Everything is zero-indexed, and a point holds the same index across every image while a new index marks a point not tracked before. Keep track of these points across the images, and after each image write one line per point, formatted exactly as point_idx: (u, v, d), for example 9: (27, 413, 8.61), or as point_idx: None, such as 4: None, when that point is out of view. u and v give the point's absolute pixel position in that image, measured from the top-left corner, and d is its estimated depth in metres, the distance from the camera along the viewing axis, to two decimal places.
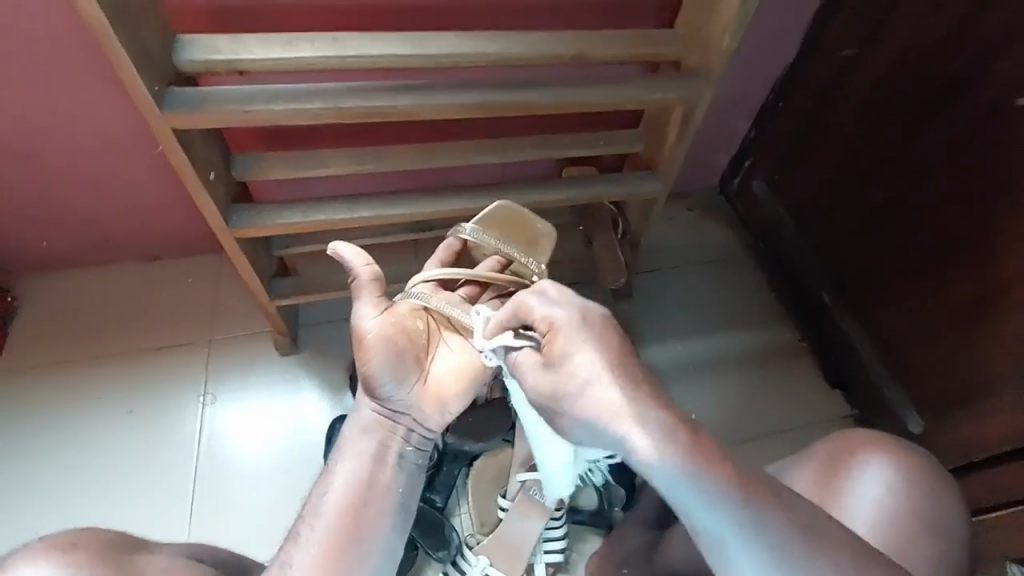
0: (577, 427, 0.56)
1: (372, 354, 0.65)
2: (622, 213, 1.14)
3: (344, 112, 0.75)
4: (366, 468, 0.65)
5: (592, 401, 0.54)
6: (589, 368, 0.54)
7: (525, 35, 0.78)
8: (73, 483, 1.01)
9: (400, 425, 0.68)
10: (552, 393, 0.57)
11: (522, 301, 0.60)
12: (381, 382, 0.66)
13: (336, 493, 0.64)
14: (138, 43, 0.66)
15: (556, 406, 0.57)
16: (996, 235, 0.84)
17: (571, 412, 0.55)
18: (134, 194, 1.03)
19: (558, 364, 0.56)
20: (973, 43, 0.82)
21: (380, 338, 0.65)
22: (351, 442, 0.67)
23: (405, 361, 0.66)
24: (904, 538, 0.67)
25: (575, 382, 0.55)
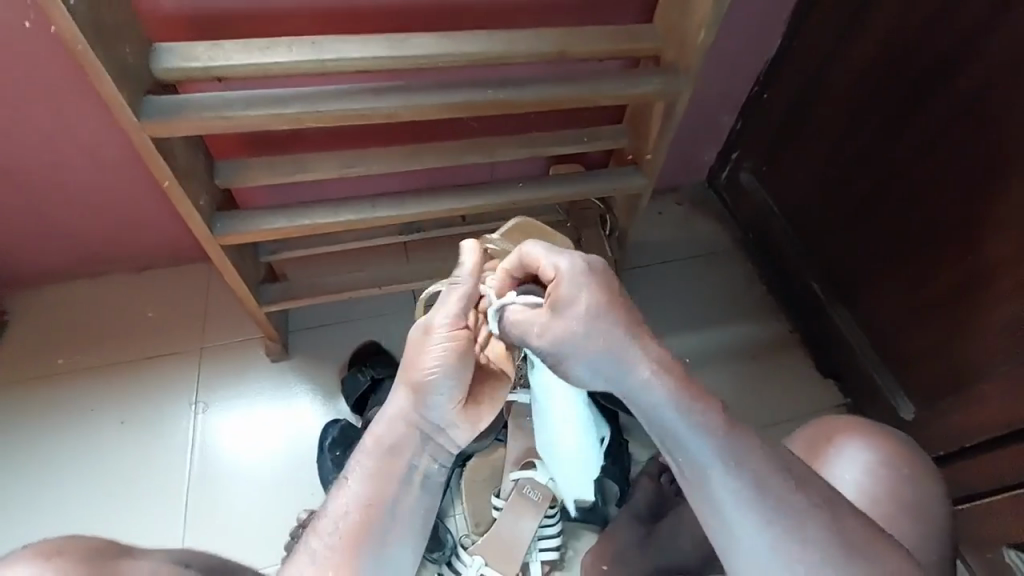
0: (581, 365, 0.55)
1: (442, 364, 0.60)
2: (609, 209, 1.15)
3: (323, 116, 0.75)
4: (387, 488, 0.63)
5: (597, 338, 0.54)
6: (593, 309, 0.54)
7: (503, 34, 0.78)
8: (66, 496, 1.01)
9: (430, 443, 0.65)
10: (553, 335, 0.55)
11: (521, 249, 0.58)
12: (433, 397, 0.62)
13: (355, 506, 0.61)
14: (114, 53, 0.66)
15: (555, 347, 0.56)
16: (981, 221, 0.84)
17: (577, 349, 0.55)
18: (121, 205, 1.03)
19: (563, 308, 0.55)
20: (951, 30, 0.82)
21: (448, 353, 0.60)
22: (373, 458, 0.63)
23: (465, 374, 0.62)
24: (881, 521, 0.67)
25: (576, 315, 0.54)
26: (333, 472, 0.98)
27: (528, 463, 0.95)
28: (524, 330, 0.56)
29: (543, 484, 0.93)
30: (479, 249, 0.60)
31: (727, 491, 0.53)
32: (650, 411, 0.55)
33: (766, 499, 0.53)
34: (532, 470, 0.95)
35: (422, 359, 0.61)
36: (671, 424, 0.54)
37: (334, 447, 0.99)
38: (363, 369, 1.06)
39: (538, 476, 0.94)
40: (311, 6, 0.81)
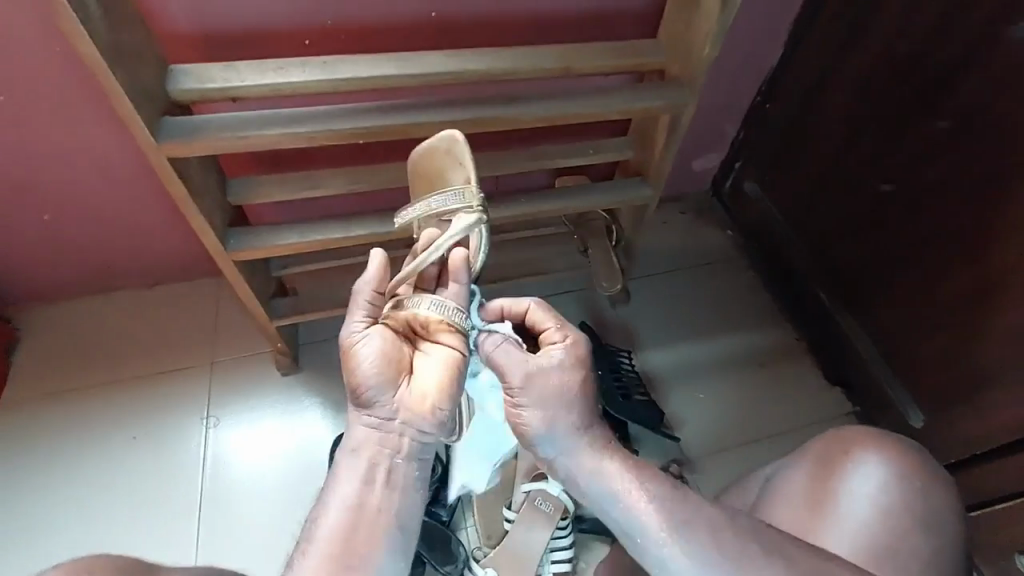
0: (545, 440, 0.62)
1: (363, 355, 0.63)
2: (616, 220, 1.15)
3: (336, 134, 0.76)
4: (357, 491, 0.61)
5: (562, 408, 0.62)
6: (567, 374, 0.62)
7: (512, 51, 0.79)
8: (79, 511, 1.01)
9: (389, 437, 0.63)
10: (528, 394, 0.62)
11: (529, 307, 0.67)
12: (373, 390, 0.63)
13: (330, 516, 0.60)
14: (133, 75, 0.67)
15: (526, 413, 0.62)
16: (987, 229, 0.85)
17: (546, 418, 0.62)
18: (134, 222, 1.04)
19: (544, 366, 0.62)
20: (952, 41, 0.83)
21: (368, 348, 0.64)
22: (345, 468, 0.63)
23: (389, 361, 0.64)
24: (895, 535, 0.68)
25: (556, 386, 0.62)
26: None
27: (538, 474, 0.96)
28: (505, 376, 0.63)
29: (554, 495, 0.93)
30: (382, 257, 0.67)
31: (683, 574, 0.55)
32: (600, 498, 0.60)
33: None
34: (543, 482, 0.94)
35: (349, 364, 0.64)
36: (620, 511, 0.58)
37: None
38: None
39: (549, 488, 0.93)
40: (322, 26, 0.82)
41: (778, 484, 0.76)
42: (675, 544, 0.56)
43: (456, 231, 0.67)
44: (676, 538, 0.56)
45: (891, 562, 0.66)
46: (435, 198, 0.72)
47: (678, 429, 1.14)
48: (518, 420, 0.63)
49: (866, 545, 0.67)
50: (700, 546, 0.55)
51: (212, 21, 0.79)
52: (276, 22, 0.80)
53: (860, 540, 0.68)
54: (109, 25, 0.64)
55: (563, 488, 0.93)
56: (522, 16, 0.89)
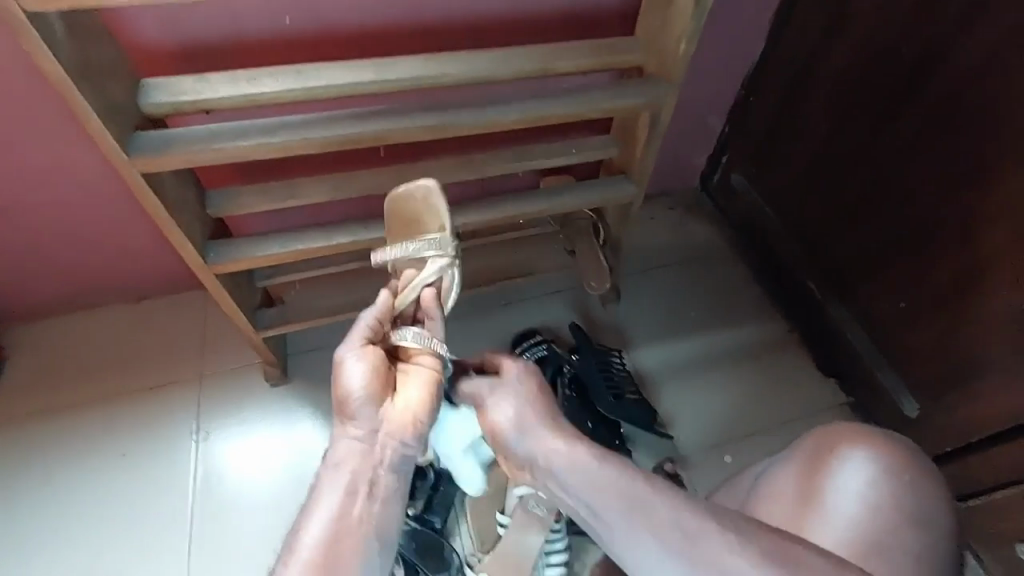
0: (512, 438, 0.68)
1: (351, 371, 0.64)
2: (602, 219, 1.14)
3: (312, 142, 0.75)
4: (339, 504, 0.60)
5: (527, 411, 0.69)
6: (525, 386, 0.71)
7: (487, 53, 0.79)
8: (71, 530, 1.00)
9: (373, 448, 0.63)
10: (498, 400, 0.71)
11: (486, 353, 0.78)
12: (361, 403, 0.64)
13: (312, 529, 0.59)
14: (102, 91, 0.66)
15: (496, 420, 0.70)
16: (973, 215, 0.84)
17: (512, 425, 0.68)
18: (115, 238, 1.03)
19: (505, 382, 0.72)
20: (932, 27, 0.82)
21: (357, 366, 0.65)
22: (327, 480, 0.62)
23: (377, 378, 0.65)
24: (885, 531, 0.67)
25: (512, 396, 0.70)
26: None
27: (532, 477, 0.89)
28: (476, 396, 0.73)
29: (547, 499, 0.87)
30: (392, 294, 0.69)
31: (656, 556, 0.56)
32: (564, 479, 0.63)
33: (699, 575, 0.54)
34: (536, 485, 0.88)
35: (337, 379, 0.65)
36: (591, 492, 0.60)
37: None
38: None
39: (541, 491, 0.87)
40: (295, 34, 0.82)
41: (767, 480, 0.75)
42: (638, 526, 0.57)
43: (428, 274, 0.70)
44: (638, 521, 0.57)
45: (881, 558, 0.66)
46: (410, 243, 0.72)
47: (670, 427, 1.13)
48: (495, 429, 0.70)
49: (857, 542, 0.67)
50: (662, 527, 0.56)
51: (183, 34, 0.78)
52: (248, 32, 0.80)
53: (849, 538, 0.67)
54: (74, 42, 0.63)
55: None
56: (498, 18, 0.88)
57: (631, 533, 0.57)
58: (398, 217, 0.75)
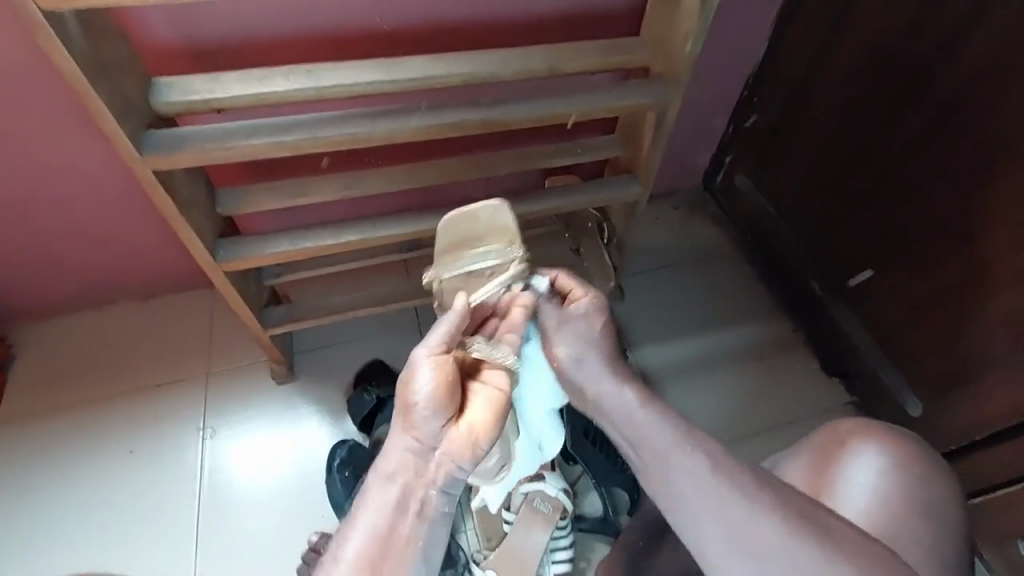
0: (579, 371, 0.68)
1: (417, 378, 0.58)
2: (607, 218, 1.15)
3: (321, 141, 0.76)
4: (386, 519, 0.56)
5: (592, 346, 0.69)
6: (593, 322, 0.70)
7: (495, 53, 0.79)
8: (78, 526, 1.01)
9: (427, 468, 0.58)
10: (564, 331, 0.69)
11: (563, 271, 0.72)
12: (420, 413, 0.58)
13: (354, 542, 0.55)
14: (115, 90, 0.67)
15: (562, 347, 0.69)
16: (975, 216, 0.84)
17: (579, 359, 0.68)
18: (123, 236, 1.04)
19: (571, 314, 0.69)
20: (936, 28, 0.83)
21: (428, 376, 0.58)
22: (374, 490, 0.57)
23: (452, 395, 0.58)
24: (895, 522, 0.67)
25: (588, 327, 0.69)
26: (344, 493, 0.98)
27: (536, 475, 0.94)
28: (542, 320, 0.70)
29: (553, 495, 0.93)
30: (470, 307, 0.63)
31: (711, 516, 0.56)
32: (625, 424, 0.64)
33: (732, 526, 0.55)
34: (541, 482, 0.94)
35: (404, 386, 0.59)
36: (648, 440, 0.61)
37: (343, 467, 1.00)
38: (369, 388, 1.06)
39: (548, 488, 0.93)
40: (304, 34, 0.82)
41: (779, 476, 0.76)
42: (676, 464, 0.59)
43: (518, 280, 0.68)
44: (683, 464, 0.58)
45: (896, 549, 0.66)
46: (487, 257, 0.68)
47: None
48: (552, 354, 0.69)
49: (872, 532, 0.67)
50: (696, 469, 0.58)
51: (194, 33, 0.79)
52: (259, 32, 0.80)
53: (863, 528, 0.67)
54: (87, 40, 0.64)
55: (561, 487, 0.94)
56: (505, 18, 0.89)
57: (669, 471, 0.59)
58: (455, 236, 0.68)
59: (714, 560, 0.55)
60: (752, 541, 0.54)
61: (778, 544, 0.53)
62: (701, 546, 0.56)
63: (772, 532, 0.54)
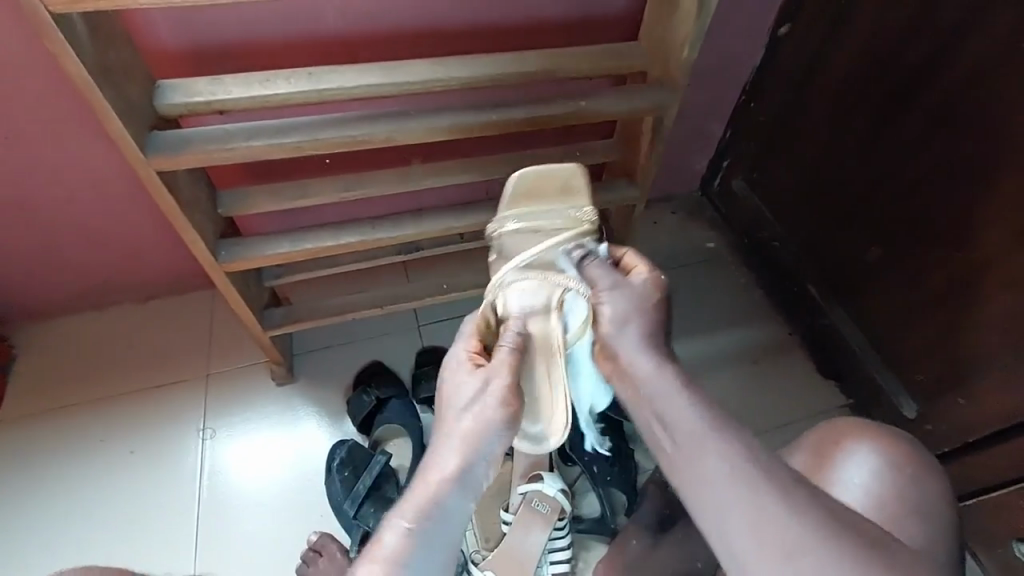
0: (624, 348, 0.67)
1: (489, 394, 0.64)
2: (604, 222, 1.17)
3: (323, 143, 0.77)
4: (434, 485, 0.60)
5: (636, 315, 0.68)
6: (647, 294, 0.69)
7: (495, 58, 0.81)
8: (77, 526, 1.01)
9: (476, 445, 0.63)
10: (614, 296, 0.69)
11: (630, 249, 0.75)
12: (486, 427, 0.63)
13: (406, 505, 0.60)
14: (120, 91, 0.68)
15: (609, 309, 0.68)
16: (968, 219, 0.86)
17: (625, 331, 0.67)
18: (125, 237, 1.05)
19: (627, 282, 0.70)
20: (930, 34, 0.84)
21: (497, 362, 0.67)
22: (421, 494, 0.60)
23: (506, 384, 0.65)
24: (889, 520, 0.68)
25: (641, 297, 0.69)
26: (342, 493, 0.98)
27: (534, 475, 0.95)
28: (594, 282, 0.71)
29: (551, 495, 0.92)
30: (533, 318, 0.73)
31: (736, 506, 0.57)
32: (664, 406, 0.63)
33: (754, 519, 0.56)
34: (540, 483, 0.93)
35: (465, 397, 0.65)
36: (688, 425, 0.62)
37: (342, 468, 1.00)
38: (368, 390, 1.06)
39: (546, 488, 0.93)
40: (308, 38, 0.83)
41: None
42: (704, 446, 0.60)
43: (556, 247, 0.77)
44: (715, 454, 0.60)
45: None
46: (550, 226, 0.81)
47: None
48: (598, 313, 0.69)
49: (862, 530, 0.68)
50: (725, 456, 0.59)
51: (198, 36, 0.80)
52: (262, 36, 0.82)
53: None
54: (94, 43, 0.65)
55: (559, 487, 0.93)
56: (506, 23, 0.90)
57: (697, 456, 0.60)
58: (530, 195, 0.83)
59: (728, 545, 0.57)
60: (774, 535, 0.55)
61: (800, 541, 0.54)
62: (719, 533, 0.58)
63: (795, 526, 0.55)
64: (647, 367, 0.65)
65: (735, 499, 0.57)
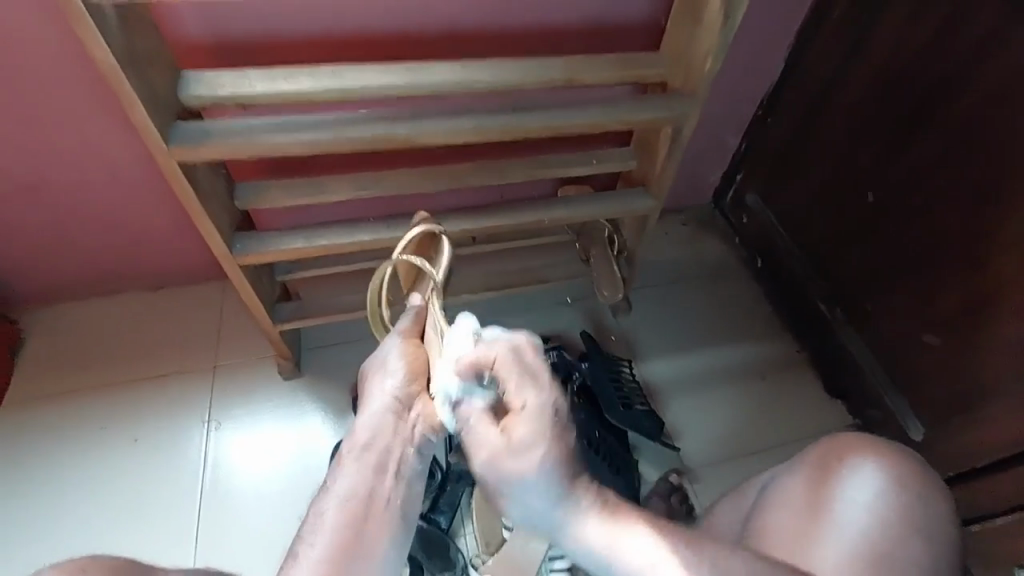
0: (516, 504, 0.54)
1: (391, 355, 0.66)
2: (618, 230, 1.15)
3: (344, 141, 0.77)
4: (360, 445, 0.63)
5: (549, 473, 0.53)
6: (546, 445, 0.52)
7: (518, 62, 0.81)
8: (78, 510, 1.01)
9: (391, 396, 0.64)
10: (504, 463, 0.52)
11: (501, 355, 0.55)
12: (399, 388, 0.64)
13: (343, 466, 0.63)
14: (145, 79, 0.68)
15: (519, 433, 0.52)
16: (987, 241, 0.85)
17: (515, 486, 0.53)
18: (138, 225, 1.05)
19: (517, 441, 0.52)
20: (955, 54, 0.84)
21: (392, 345, 0.66)
22: (351, 456, 0.63)
23: (405, 347, 0.66)
24: (885, 544, 0.67)
25: (526, 460, 0.52)
26: None
27: None
28: (476, 450, 0.54)
29: None
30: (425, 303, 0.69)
31: None
32: (599, 550, 0.55)
33: None
34: None
35: (375, 365, 0.67)
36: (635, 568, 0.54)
37: None
38: None
39: None
40: (332, 36, 0.84)
41: (775, 490, 0.77)
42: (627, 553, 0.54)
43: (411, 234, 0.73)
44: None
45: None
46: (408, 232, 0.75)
47: (677, 439, 1.14)
48: (493, 465, 0.53)
49: (870, 556, 0.67)
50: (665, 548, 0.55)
51: (223, 29, 0.80)
52: (287, 31, 0.82)
53: (850, 556, 0.67)
54: (123, 31, 0.66)
55: None
56: (527, 29, 0.91)
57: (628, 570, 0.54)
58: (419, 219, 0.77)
59: None
60: None
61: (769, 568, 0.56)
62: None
63: None
64: (506, 493, 0.53)
65: None
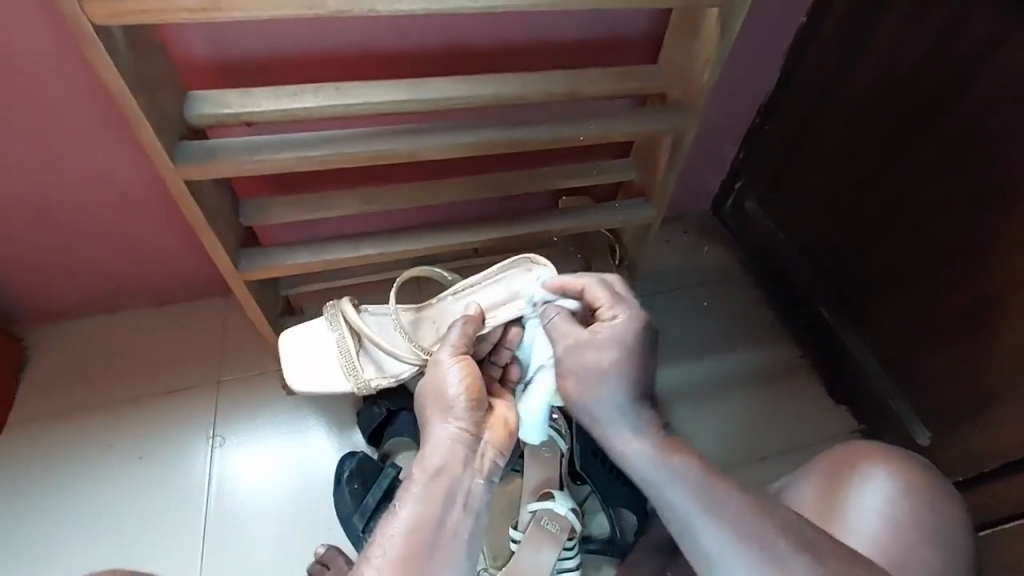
0: (595, 399, 0.69)
1: (449, 379, 0.70)
2: (619, 240, 1.17)
3: (348, 156, 0.78)
4: (425, 472, 0.64)
5: (620, 369, 0.68)
6: (626, 339, 0.69)
7: (519, 77, 0.82)
8: (82, 532, 1.00)
9: (455, 420, 0.68)
10: (584, 349, 0.70)
11: (590, 282, 0.75)
12: (462, 411, 0.68)
13: (408, 495, 0.63)
14: (153, 100, 0.70)
15: (604, 330, 0.70)
16: (991, 244, 0.85)
17: (598, 377, 0.68)
18: (144, 243, 1.06)
19: (601, 329, 0.70)
20: (951, 59, 0.85)
21: (449, 363, 0.72)
22: (420, 482, 0.64)
23: (463, 368, 0.71)
24: (898, 551, 0.68)
25: (604, 355, 0.68)
26: (352, 506, 0.97)
27: (546, 493, 0.93)
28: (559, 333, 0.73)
29: (562, 515, 0.89)
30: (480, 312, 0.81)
31: (707, 534, 0.61)
32: (642, 467, 0.66)
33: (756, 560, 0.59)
34: (551, 501, 0.91)
35: (436, 387, 0.70)
36: (672, 491, 0.63)
37: (352, 479, 0.98)
38: (379, 400, 1.05)
39: (557, 507, 0.90)
40: (336, 54, 0.85)
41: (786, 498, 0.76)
42: (678, 470, 0.64)
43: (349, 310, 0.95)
44: (706, 519, 0.61)
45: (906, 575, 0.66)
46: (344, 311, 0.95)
47: None
48: (580, 348, 0.70)
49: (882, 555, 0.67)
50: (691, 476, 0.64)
51: (228, 49, 0.81)
52: (292, 51, 0.83)
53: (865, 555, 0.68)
54: (133, 54, 0.67)
55: (571, 507, 0.91)
56: (527, 43, 0.92)
57: (670, 481, 0.64)
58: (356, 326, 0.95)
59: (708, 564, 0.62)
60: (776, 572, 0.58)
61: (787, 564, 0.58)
62: (704, 552, 0.62)
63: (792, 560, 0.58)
64: (585, 385, 0.69)
65: (704, 526, 0.61)
